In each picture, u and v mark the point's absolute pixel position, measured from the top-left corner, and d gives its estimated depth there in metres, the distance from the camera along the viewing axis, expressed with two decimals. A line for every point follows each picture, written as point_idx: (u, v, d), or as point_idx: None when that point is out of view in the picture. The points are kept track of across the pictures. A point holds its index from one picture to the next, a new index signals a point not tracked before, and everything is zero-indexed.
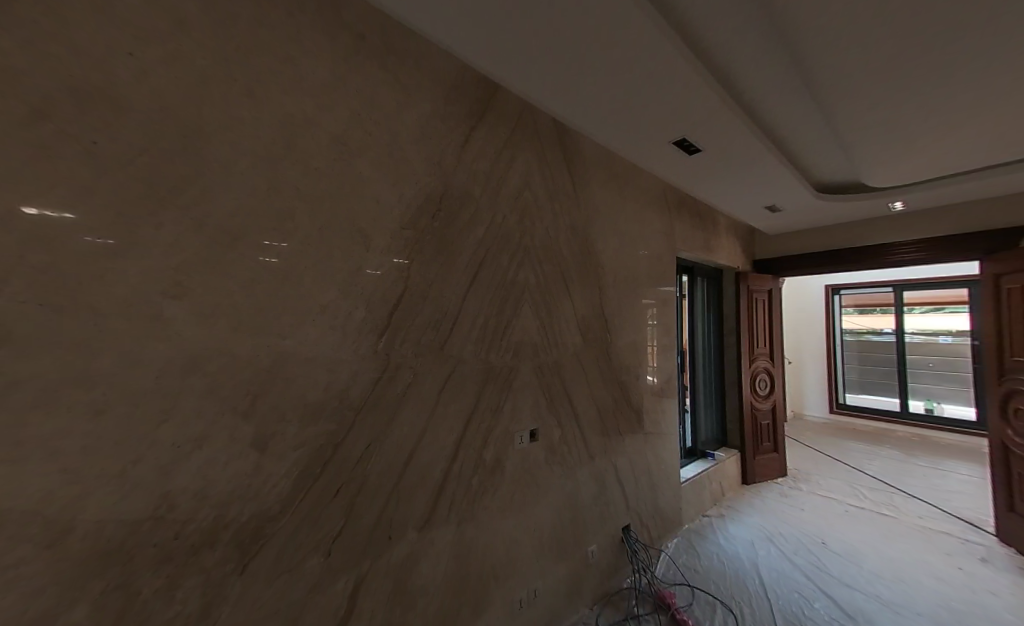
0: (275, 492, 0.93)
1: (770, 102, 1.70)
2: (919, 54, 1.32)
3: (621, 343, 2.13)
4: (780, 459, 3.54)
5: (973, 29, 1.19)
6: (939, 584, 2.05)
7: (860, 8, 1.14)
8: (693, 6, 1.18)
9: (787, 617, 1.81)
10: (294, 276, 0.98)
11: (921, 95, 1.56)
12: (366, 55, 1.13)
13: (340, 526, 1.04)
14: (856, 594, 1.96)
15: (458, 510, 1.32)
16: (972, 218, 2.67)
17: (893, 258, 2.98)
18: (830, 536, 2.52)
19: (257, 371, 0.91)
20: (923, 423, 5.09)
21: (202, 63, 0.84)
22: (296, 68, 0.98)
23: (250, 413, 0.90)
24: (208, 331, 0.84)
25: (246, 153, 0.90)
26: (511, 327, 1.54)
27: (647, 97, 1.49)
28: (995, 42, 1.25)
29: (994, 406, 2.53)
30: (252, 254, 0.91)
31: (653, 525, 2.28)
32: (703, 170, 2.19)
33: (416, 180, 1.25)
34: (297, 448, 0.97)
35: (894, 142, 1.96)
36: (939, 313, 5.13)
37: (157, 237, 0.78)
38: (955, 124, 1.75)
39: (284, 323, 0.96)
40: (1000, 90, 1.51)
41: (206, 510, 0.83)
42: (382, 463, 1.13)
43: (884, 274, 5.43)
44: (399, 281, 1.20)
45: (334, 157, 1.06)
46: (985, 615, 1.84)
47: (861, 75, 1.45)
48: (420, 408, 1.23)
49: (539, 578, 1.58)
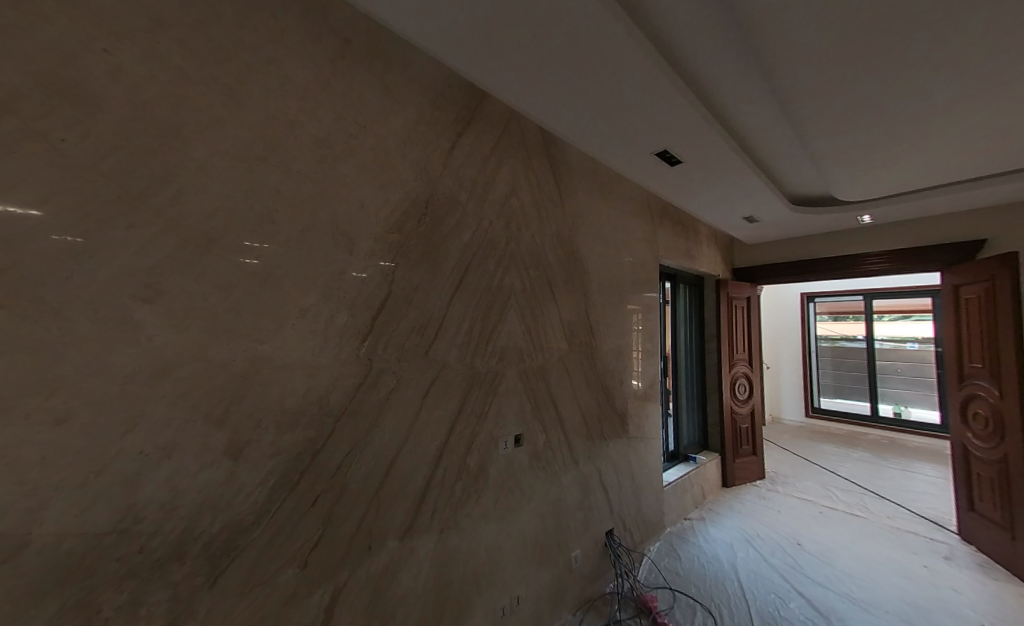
0: (249, 503, 0.91)
1: (748, 117, 1.77)
2: (884, 76, 1.40)
3: (605, 350, 2.16)
4: (758, 462, 3.63)
5: (932, 54, 1.27)
6: (907, 582, 2.13)
7: (829, 30, 1.20)
8: (672, 25, 1.24)
9: (764, 618, 1.85)
10: (273, 280, 0.96)
11: (887, 114, 1.64)
12: (353, 59, 1.13)
13: (317, 537, 1.01)
14: (829, 593, 2.02)
15: (440, 517, 1.31)
16: (935, 232, 2.82)
17: (863, 268, 3.12)
18: (805, 537, 2.59)
19: (232, 377, 0.89)
20: (893, 426, 5.31)
21: (182, 63, 0.82)
22: (279, 70, 0.97)
23: (225, 420, 0.88)
24: (180, 336, 0.82)
25: (225, 154, 0.88)
26: (496, 333, 1.55)
27: (630, 110, 1.54)
28: (952, 66, 1.33)
29: (955, 410, 2.67)
30: (230, 257, 0.89)
31: (636, 530, 2.30)
32: (685, 181, 2.26)
33: (402, 185, 1.25)
34: (273, 456, 0.94)
35: (862, 158, 2.07)
36: (906, 321, 5.39)
37: (129, 238, 0.76)
38: (916, 142, 1.87)
39: (262, 328, 0.94)
40: (957, 112, 1.61)
41: (175, 522, 0.80)
42: (362, 470, 1.11)
43: (855, 284, 5.68)
44: (383, 286, 1.19)
45: (317, 160, 1.05)
46: (948, 610, 1.92)
47: (829, 94, 1.53)
48: (402, 415, 1.22)
49: (521, 585, 1.57)
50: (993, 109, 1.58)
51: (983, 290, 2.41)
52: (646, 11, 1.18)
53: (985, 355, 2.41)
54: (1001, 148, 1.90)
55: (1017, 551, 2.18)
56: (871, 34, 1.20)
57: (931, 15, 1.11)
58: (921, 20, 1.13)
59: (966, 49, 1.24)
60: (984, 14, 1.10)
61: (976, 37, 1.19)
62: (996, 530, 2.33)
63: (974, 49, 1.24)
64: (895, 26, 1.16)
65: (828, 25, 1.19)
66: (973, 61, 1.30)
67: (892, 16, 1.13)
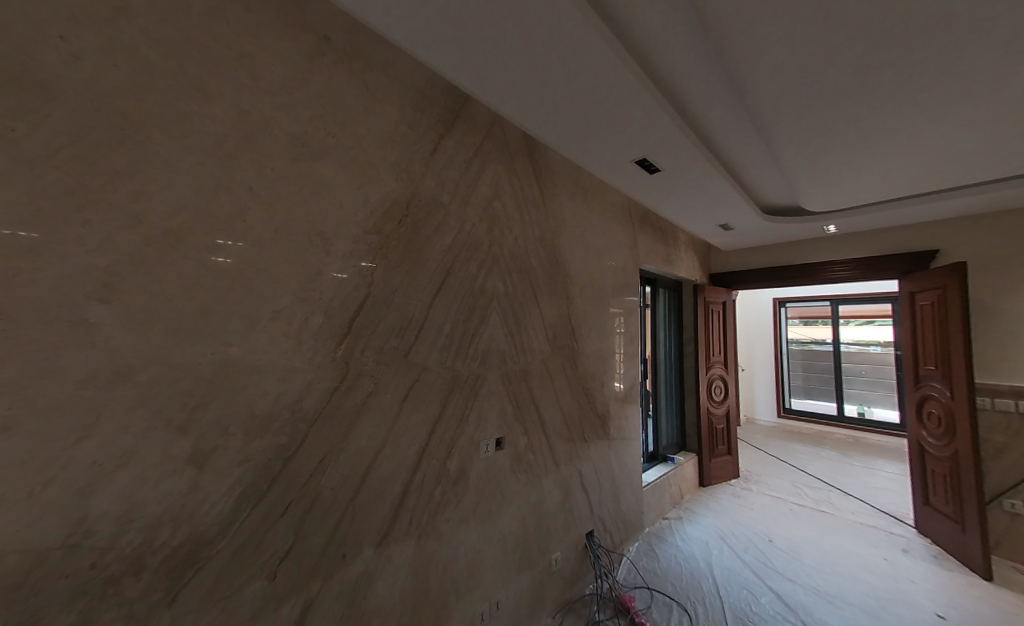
0: (213, 514, 0.87)
1: (723, 128, 1.84)
2: (848, 91, 1.48)
3: (587, 353, 2.18)
4: (733, 461, 3.75)
5: (891, 72, 1.35)
6: (868, 574, 2.24)
7: (797, 45, 1.26)
8: (649, 39, 1.28)
9: (736, 613, 1.90)
10: (244, 280, 0.93)
11: (850, 129, 1.74)
12: (332, 57, 1.11)
13: (287, 548, 0.98)
14: (797, 587, 2.11)
15: (418, 523, 1.29)
16: (894, 242, 3.00)
17: (830, 275, 3.28)
18: (776, 534, 2.69)
19: (197, 381, 0.85)
20: (858, 425, 5.59)
21: (145, 54, 0.78)
22: (254, 64, 0.95)
23: (188, 427, 0.84)
24: (141, 339, 0.78)
25: (193, 149, 0.85)
26: (477, 336, 1.54)
27: (610, 118, 1.57)
28: (909, 84, 1.42)
29: (911, 410, 2.84)
30: (198, 256, 0.85)
31: (615, 530, 2.33)
32: (663, 188, 2.32)
33: (382, 185, 1.23)
34: (240, 464, 0.91)
35: (827, 171, 2.18)
36: (870, 326, 5.70)
37: (85, 235, 0.72)
38: (875, 157, 1.99)
39: (231, 330, 0.91)
40: (910, 130, 1.73)
41: (132, 535, 0.76)
42: (337, 477, 1.08)
43: (824, 290, 5.96)
44: (361, 287, 1.17)
45: (293, 159, 1.02)
46: (905, 600, 2.03)
47: (795, 109, 1.62)
48: (380, 419, 1.19)
49: (501, 590, 1.56)
50: (945, 128, 1.70)
51: (936, 297, 2.58)
52: (625, 21, 1.21)
53: (938, 359, 2.58)
54: (953, 163, 2.04)
55: (967, 542, 2.33)
56: (836, 51, 1.27)
57: (890, 34, 1.18)
58: (881, 39, 1.20)
59: (920, 69, 1.33)
60: (936, 35, 1.18)
61: (930, 58, 1.28)
62: (948, 523, 2.48)
63: (928, 68, 1.33)
64: (857, 44, 1.23)
65: (797, 41, 1.24)
66: (927, 80, 1.39)
67: (855, 34, 1.19)
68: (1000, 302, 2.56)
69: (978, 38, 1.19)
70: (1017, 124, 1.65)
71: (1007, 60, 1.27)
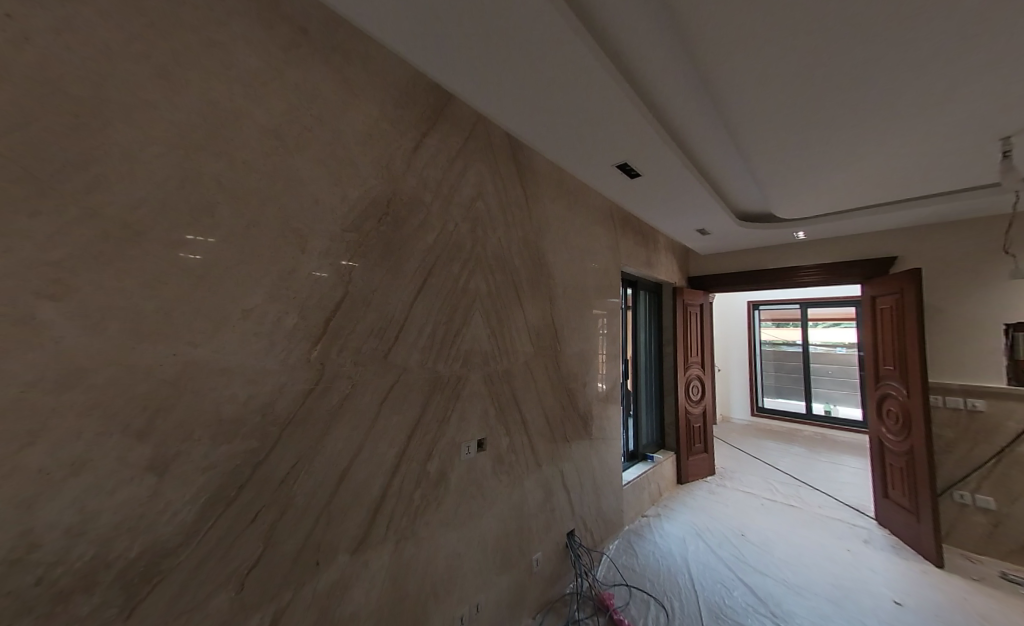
0: (174, 523, 0.82)
1: (700, 135, 1.90)
2: (818, 101, 1.54)
3: (569, 353, 2.20)
4: (709, 459, 3.86)
5: (857, 84, 1.42)
6: (833, 565, 2.35)
7: (772, 55, 1.31)
8: (628, 46, 1.32)
9: (711, 607, 1.96)
10: (212, 278, 0.89)
11: (818, 139, 1.82)
12: (308, 49, 1.07)
13: (256, 557, 0.94)
14: (768, 580, 2.19)
15: (397, 527, 1.26)
16: (858, 249, 3.17)
17: (799, 279, 3.43)
18: (749, 528, 2.79)
19: (159, 384, 0.81)
20: (824, 423, 5.88)
21: (104, 38, 0.74)
22: (224, 53, 0.91)
23: (148, 432, 0.79)
24: (95, 339, 0.73)
25: (156, 140, 0.80)
26: (460, 337, 1.53)
27: (592, 122, 1.60)
28: (874, 97, 1.49)
29: (872, 407, 3.00)
30: (161, 252, 0.81)
31: (596, 529, 2.36)
32: (644, 192, 2.38)
33: (361, 182, 1.21)
34: (205, 471, 0.86)
35: (796, 180, 2.29)
36: (836, 328, 6.01)
37: (33, 226, 0.67)
38: (839, 168, 2.11)
39: (197, 330, 0.86)
40: (869, 144, 1.84)
41: (83, 548, 0.72)
42: (311, 482, 1.05)
43: (794, 294, 6.26)
44: (339, 287, 1.14)
45: (267, 152, 0.98)
46: (866, 589, 2.14)
47: (765, 120, 1.70)
48: (357, 422, 1.16)
49: (481, 592, 1.56)
50: (904, 140, 1.81)
51: (894, 301, 2.74)
52: (607, 29, 1.24)
53: (896, 360, 2.74)
54: (910, 175, 2.18)
55: (921, 532, 2.48)
56: (808, 61, 1.32)
57: (858, 47, 1.24)
58: (849, 52, 1.26)
59: (884, 82, 1.41)
60: (898, 51, 1.25)
61: (892, 72, 1.35)
62: (905, 515, 2.63)
63: (892, 82, 1.40)
64: (827, 55, 1.28)
65: (772, 51, 1.29)
66: (891, 93, 1.47)
67: (825, 46, 1.25)
68: (951, 305, 2.75)
69: (936, 55, 1.26)
70: (967, 139, 1.77)
71: (960, 77, 1.36)
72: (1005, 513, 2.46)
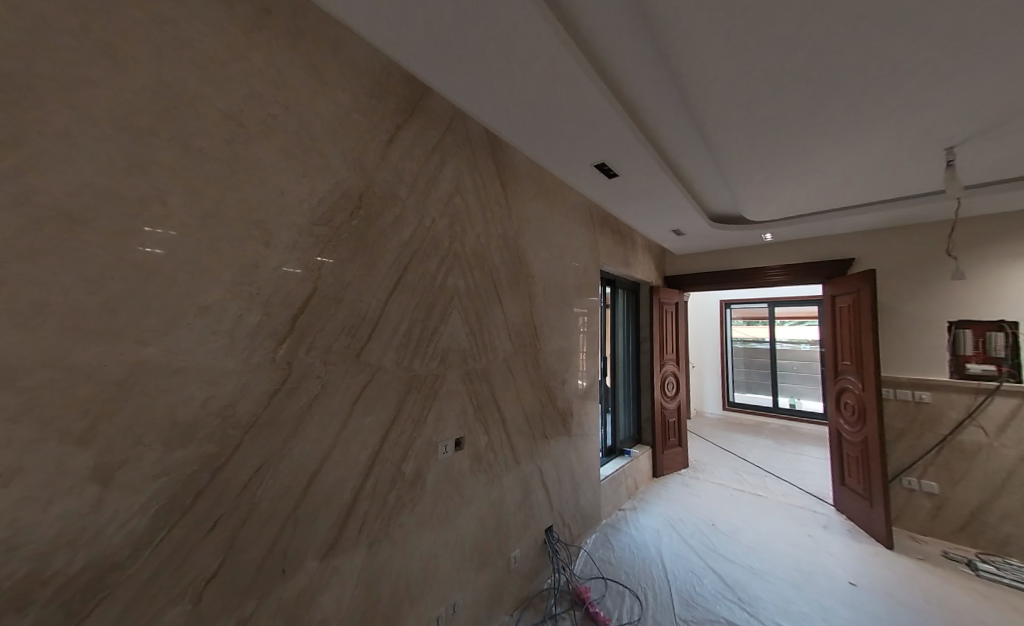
0: (123, 535, 0.77)
1: (675, 137, 1.95)
2: (783, 108, 1.61)
3: (548, 351, 2.21)
4: (683, 452, 3.99)
5: (823, 90, 1.48)
6: (795, 550, 2.48)
7: (744, 58, 1.34)
8: (604, 46, 1.34)
9: (682, 595, 2.03)
10: (165, 272, 0.83)
11: (784, 144, 1.91)
12: (272, 32, 1.02)
13: (215, 567, 0.89)
14: (735, 566, 2.29)
15: (370, 529, 1.23)
16: (822, 250, 3.34)
17: (767, 279, 3.59)
18: (719, 518, 2.91)
19: (103, 386, 0.75)
20: (790, 416, 6.21)
21: (33, 5, 0.67)
22: (178, 31, 0.85)
23: (91, 438, 0.73)
24: (25, 338, 0.66)
25: (98, 121, 0.74)
26: (437, 335, 1.50)
27: (569, 120, 1.62)
28: (837, 103, 1.56)
29: (832, 400, 3.19)
30: (106, 244, 0.75)
31: (574, 524, 2.39)
32: (621, 192, 2.42)
33: (332, 174, 1.16)
34: (157, 478, 0.81)
35: (765, 183, 2.39)
36: (801, 326, 6.35)
37: None
38: (803, 173, 2.22)
39: (147, 327, 0.80)
40: (830, 150, 1.95)
41: (15, 567, 0.65)
42: (277, 486, 1.01)
43: (763, 293, 6.56)
44: (308, 283, 1.09)
45: (226, 139, 0.92)
46: (824, 571, 2.28)
47: (735, 124, 1.76)
48: (327, 424, 1.12)
49: (458, 592, 1.54)
50: (860, 149, 1.92)
51: (852, 300, 2.92)
52: (583, 27, 1.25)
53: (853, 356, 2.91)
54: (866, 182, 2.32)
55: (874, 516, 2.65)
56: (776, 67, 1.37)
57: (824, 52, 1.28)
58: (816, 56, 1.30)
59: (846, 89, 1.47)
60: (860, 58, 1.30)
61: (854, 79, 1.41)
62: (859, 501, 2.81)
63: (850, 90, 1.48)
64: (792, 61, 1.34)
65: (743, 53, 1.32)
66: (850, 101, 1.54)
67: (795, 49, 1.28)
68: (902, 305, 2.94)
69: (894, 63, 1.32)
70: (918, 148, 1.89)
71: (912, 88, 1.45)
72: (946, 497, 2.67)
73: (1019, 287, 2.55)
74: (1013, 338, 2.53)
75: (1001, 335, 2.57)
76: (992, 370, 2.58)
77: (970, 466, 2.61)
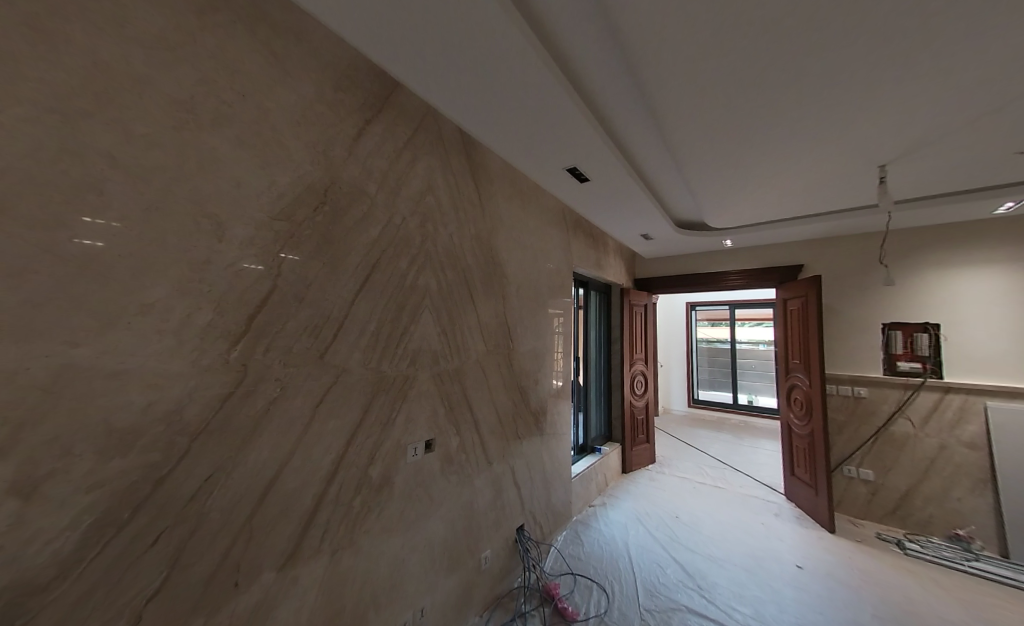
0: (46, 554, 0.70)
1: (643, 145, 2.03)
2: (738, 122, 1.72)
3: (521, 351, 2.23)
4: (650, 449, 4.14)
5: (775, 105, 1.59)
6: (750, 538, 2.65)
7: (703, 73, 1.42)
8: (574, 53, 1.38)
9: (647, 586, 2.11)
10: (104, 268, 0.77)
11: (740, 156, 2.04)
12: (229, 15, 0.96)
13: (158, 583, 0.83)
14: (696, 556, 2.40)
15: (333, 536, 1.19)
16: (776, 257, 3.58)
17: (727, 283, 3.79)
18: (682, 510, 3.05)
19: (24, 392, 0.68)
20: (747, 411, 6.60)
21: None
22: (120, 7, 0.78)
23: (7, 452, 0.66)
24: None
25: (21, 99, 0.67)
26: (407, 335, 1.48)
27: (541, 123, 1.64)
28: (787, 119, 1.69)
29: (783, 396, 3.43)
30: (27, 235, 0.68)
31: (545, 521, 2.41)
32: (592, 195, 2.49)
33: (295, 167, 1.11)
34: (91, 491, 0.75)
35: (724, 192, 2.54)
36: (759, 327, 6.76)
37: None
38: (757, 184, 2.38)
39: (79, 327, 0.74)
40: (781, 164, 2.10)
41: None
42: (229, 496, 0.95)
43: (725, 296, 6.93)
44: (266, 281, 1.04)
45: (174, 125, 0.86)
46: (774, 556, 2.44)
47: (698, 135, 1.86)
48: (286, 429, 1.08)
49: (426, 595, 1.52)
50: (807, 163, 2.09)
51: (801, 303, 3.14)
52: (553, 34, 1.28)
53: (802, 355, 3.15)
54: (815, 194, 2.51)
55: (818, 502, 2.87)
56: (731, 82, 1.46)
57: (779, 68, 1.38)
58: (771, 72, 1.39)
59: (797, 105, 1.58)
60: (804, 78, 1.42)
61: (801, 96, 1.53)
62: (806, 489, 3.04)
63: (797, 108, 1.60)
64: (744, 78, 1.44)
65: (700, 70, 1.40)
66: (798, 117, 1.67)
67: (747, 68, 1.38)
68: (845, 308, 3.21)
69: (834, 84, 1.45)
70: (856, 164, 2.08)
71: (850, 108, 1.59)
72: (881, 482, 2.94)
73: (942, 293, 2.84)
74: (935, 338, 2.83)
75: (926, 335, 2.86)
76: (918, 368, 2.86)
77: (900, 454, 2.89)
